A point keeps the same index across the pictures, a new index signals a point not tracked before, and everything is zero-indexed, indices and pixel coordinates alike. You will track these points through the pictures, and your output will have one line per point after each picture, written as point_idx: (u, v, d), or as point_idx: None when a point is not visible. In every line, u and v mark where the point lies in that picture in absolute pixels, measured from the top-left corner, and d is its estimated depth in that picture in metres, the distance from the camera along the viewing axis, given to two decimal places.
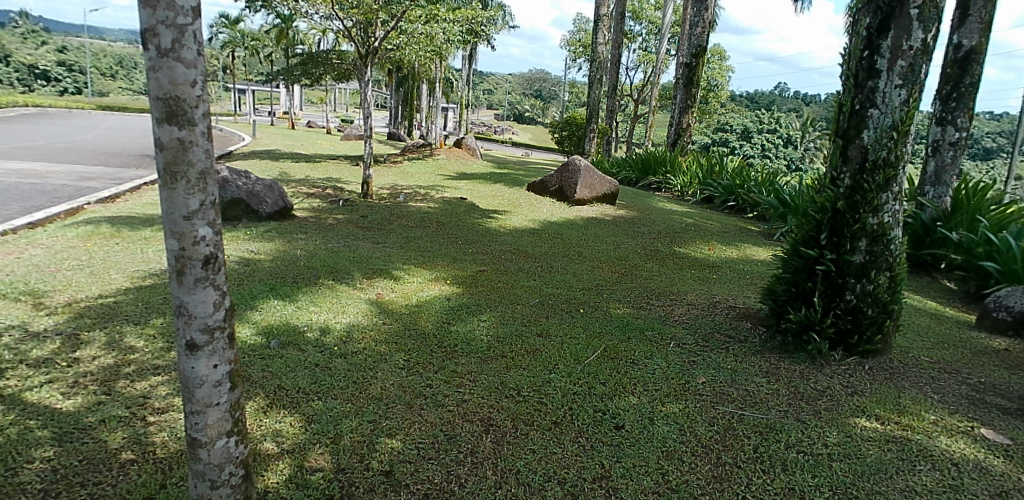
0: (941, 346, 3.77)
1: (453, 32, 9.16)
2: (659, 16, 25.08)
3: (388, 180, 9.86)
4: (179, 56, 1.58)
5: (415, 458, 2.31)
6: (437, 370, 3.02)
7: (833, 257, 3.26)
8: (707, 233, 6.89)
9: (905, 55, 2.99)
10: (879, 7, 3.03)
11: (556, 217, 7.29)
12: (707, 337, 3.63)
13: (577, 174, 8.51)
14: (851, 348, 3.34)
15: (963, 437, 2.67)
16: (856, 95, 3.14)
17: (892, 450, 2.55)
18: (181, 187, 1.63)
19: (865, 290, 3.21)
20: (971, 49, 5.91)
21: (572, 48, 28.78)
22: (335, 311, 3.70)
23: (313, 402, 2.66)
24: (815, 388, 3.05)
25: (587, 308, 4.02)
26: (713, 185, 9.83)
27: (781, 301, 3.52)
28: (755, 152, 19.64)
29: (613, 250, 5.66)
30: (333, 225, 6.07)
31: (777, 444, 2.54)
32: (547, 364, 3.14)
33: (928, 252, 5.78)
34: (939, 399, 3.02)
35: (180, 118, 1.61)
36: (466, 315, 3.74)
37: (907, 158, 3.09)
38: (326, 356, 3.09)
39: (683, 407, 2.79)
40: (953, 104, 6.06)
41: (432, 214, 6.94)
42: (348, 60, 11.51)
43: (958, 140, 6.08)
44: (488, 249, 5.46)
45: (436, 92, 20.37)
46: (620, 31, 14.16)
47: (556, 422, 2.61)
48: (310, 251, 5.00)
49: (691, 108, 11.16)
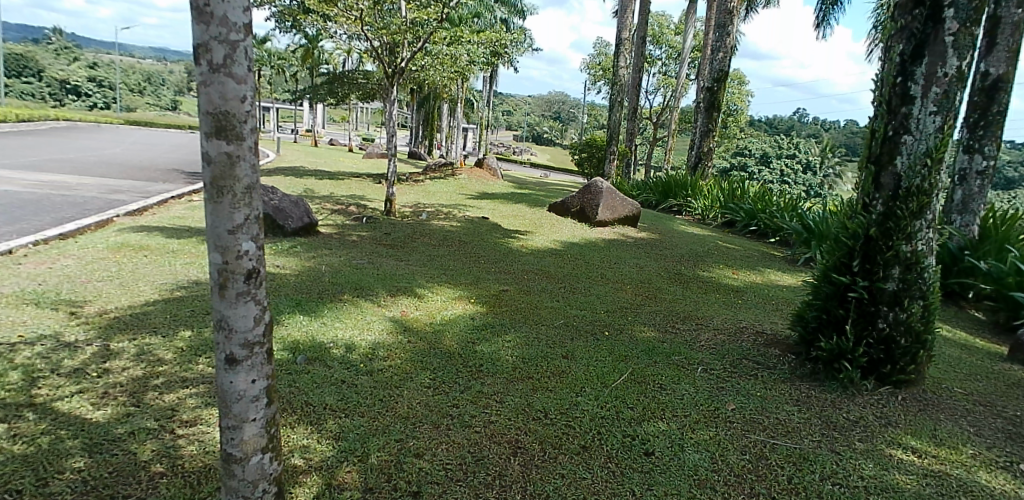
0: (974, 378, 3.69)
1: (477, 54, 9.27)
2: (680, 40, 25.49)
3: (410, 198, 9.96)
4: (230, 72, 1.61)
5: (443, 479, 2.28)
6: (463, 390, 2.98)
7: (865, 284, 3.20)
8: (730, 257, 6.83)
9: (940, 82, 2.95)
10: (913, 33, 3.01)
11: (577, 238, 7.26)
12: (735, 363, 3.58)
13: (599, 196, 8.51)
14: (883, 377, 3.26)
15: (1003, 472, 2.60)
16: (889, 122, 3.10)
17: (930, 484, 2.48)
18: (226, 202, 1.65)
19: (898, 319, 3.14)
20: (998, 78, 5.90)
21: (592, 70, 29.16)
22: (359, 328, 3.69)
23: (340, 419, 2.64)
24: (848, 418, 2.98)
25: (612, 331, 3.99)
26: (734, 209, 9.77)
27: (811, 328, 3.48)
28: (773, 178, 19.60)
29: (637, 273, 5.62)
30: (357, 242, 6.11)
31: (812, 475, 2.49)
32: (574, 386, 3.11)
33: (955, 281, 5.67)
34: (976, 432, 2.94)
35: (230, 133, 1.63)
36: (490, 335, 3.72)
37: (941, 186, 3.04)
38: (352, 373, 3.08)
39: (714, 435, 2.74)
40: (981, 132, 6.02)
41: (454, 232, 6.95)
42: (372, 79, 11.72)
43: (986, 168, 6.04)
44: (512, 268, 5.45)
45: (457, 112, 20.66)
46: (640, 55, 14.26)
47: (585, 446, 2.57)
48: (334, 267, 5.03)
49: (712, 132, 11.13)
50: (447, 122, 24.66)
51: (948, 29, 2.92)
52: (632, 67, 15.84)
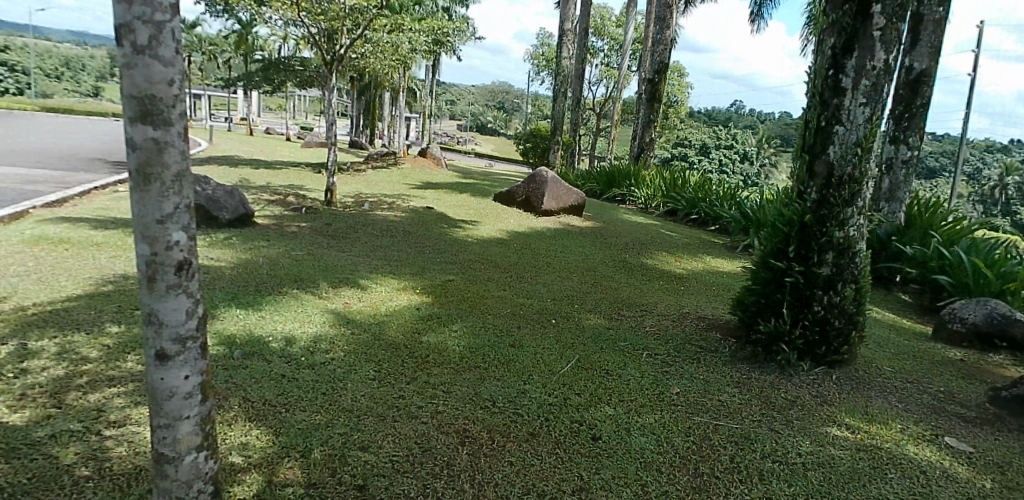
0: (901, 356, 3.91)
1: (418, 42, 9.13)
2: (621, 32, 25.94)
3: (353, 188, 9.75)
4: (156, 54, 1.51)
5: (389, 471, 2.24)
6: (409, 382, 2.93)
7: (801, 269, 3.32)
8: (673, 245, 7.00)
9: (869, 75, 3.09)
10: (843, 27, 3.12)
11: (523, 228, 7.27)
12: (680, 347, 3.67)
13: (544, 186, 8.55)
14: (819, 358, 3.40)
15: (930, 445, 2.77)
16: (822, 112, 3.22)
17: (864, 458, 2.61)
18: (154, 189, 1.55)
19: (832, 302, 3.28)
20: (921, 72, 6.28)
21: (536, 61, 29.33)
22: (300, 321, 3.57)
23: (281, 414, 2.54)
24: (786, 398, 3.10)
25: (559, 319, 4.02)
26: (676, 198, 10.00)
27: (751, 312, 3.59)
28: (712, 168, 20.18)
29: (583, 261, 5.69)
30: (297, 233, 5.91)
31: (753, 453, 2.57)
32: (522, 374, 3.11)
33: (885, 265, 5.98)
34: (904, 408, 3.12)
35: (156, 118, 1.53)
36: (438, 325, 3.68)
37: (870, 174, 3.19)
38: (293, 367, 2.97)
39: (660, 418, 2.79)
40: (907, 124, 6.40)
41: (399, 223, 6.85)
42: (311, 67, 11.39)
43: (911, 158, 6.40)
44: (458, 258, 5.40)
45: (399, 101, 20.35)
46: (583, 46, 14.41)
47: (533, 433, 2.57)
48: (273, 259, 4.86)
49: (654, 123, 11.37)
50: (389, 111, 24.25)
51: (876, 23, 3.05)
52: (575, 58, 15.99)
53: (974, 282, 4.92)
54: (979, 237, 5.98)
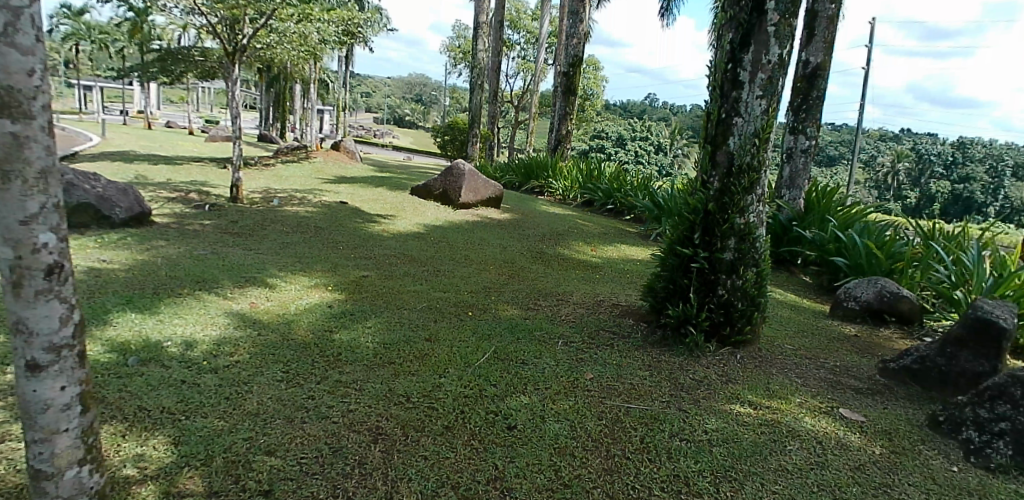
0: (802, 334, 4.17)
1: (328, 33, 8.90)
2: (536, 25, 26.31)
3: (261, 183, 9.41)
4: (12, 41, 1.39)
5: (297, 474, 2.18)
6: (320, 381, 2.87)
7: (706, 255, 3.47)
8: (590, 235, 7.16)
9: (765, 68, 3.25)
10: (740, 23, 3.27)
11: (440, 221, 7.25)
12: (594, 334, 3.76)
13: (461, 179, 8.52)
14: (724, 339, 3.57)
15: (826, 416, 2.96)
16: (723, 105, 3.36)
17: (765, 432, 2.76)
18: (16, 187, 1.43)
19: (735, 285, 3.45)
20: (817, 66, 6.64)
21: (453, 53, 29.33)
22: (202, 324, 3.42)
23: (180, 422, 2.43)
24: (694, 379, 3.24)
25: (476, 311, 4.03)
26: (592, 190, 10.25)
27: (661, 298, 3.71)
28: (628, 158, 20.88)
29: (500, 253, 5.73)
30: (199, 232, 5.65)
31: (662, 433, 2.67)
32: (437, 368, 3.10)
33: (787, 249, 6.35)
34: (803, 383, 3.32)
35: (15, 110, 1.41)
36: (350, 323, 3.62)
37: (768, 163, 3.36)
38: (194, 372, 2.85)
39: (573, 404, 2.86)
40: (804, 115, 6.72)
41: (310, 218, 6.68)
42: (212, 57, 10.88)
43: (809, 147, 6.80)
44: (372, 254, 5.32)
45: (310, 93, 19.79)
46: (498, 38, 14.51)
47: (448, 426, 2.58)
48: (173, 259, 4.63)
49: (569, 115, 11.64)
50: (301, 103, 23.50)
51: (770, 19, 3.21)
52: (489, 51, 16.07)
53: (867, 263, 5.32)
54: (871, 219, 6.46)
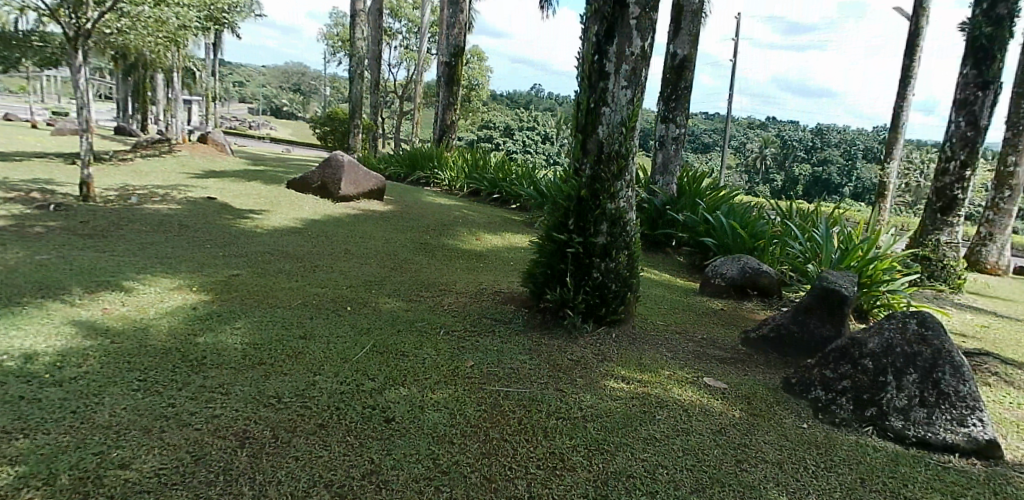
0: (674, 311, 4.44)
1: (189, 18, 8.39)
2: (417, 14, 26.21)
3: (117, 179, 8.73)
4: None
5: (153, 486, 2.08)
6: (182, 388, 2.73)
7: (580, 240, 3.59)
8: (475, 224, 7.24)
9: (628, 60, 3.41)
10: (604, 16, 3.38)
11: (318, 215, 7.09)
12: (476, 322, 3.83)
13: (340, 170, 8.37)
14: (601, 319, 3.74)
15: (692, 386, 3.17)
16: (591, 95, 3.47)
17: (636, 405, 2.92)
18: None
19: (608, 267, 3.61)
20: (683, 58, 7.07)
21: (331, 42, 28.60)
22: (44, 334, 3.16)
23: (17, 441, 2.24)
24: (572, 359, 3.37)
25: (356, 306, 3.98)
26: (478, 179, 10.40)
27: (540, 283, 3.81)
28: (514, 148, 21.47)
29: (381, 246, 5.69)
30: (44, 235, 5.17)
31: (539, 414, 2.77)
32: (313, 367, 3.04)
33: (661, 232, 6.65)
34: (673, 356, 3.54)
35: None
36: (219, 325, 3.47)
37: (635, 150, 3.53)
38: (34, 386, 2.63)
39: (453, 392, 2.90)
40: (674, 105, 7.17)
41: (174, 216, 6.32)
42: (55, 42, 9.91)
43: (679, 135, 7.23)
44: (241, 252, 5.11)
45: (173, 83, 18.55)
46: (377, 27, 14.36)
47: (322, 424, 2.54)
48: (8, 265, 4.22)
49: (454, 105, 11.79)
50: (167, 93, 21.92)
51: (632, 13, 3.36)
52: (369, 40, 15.83)
53: (732, 241, 5.84)
54: (736, 201, 7.01)
